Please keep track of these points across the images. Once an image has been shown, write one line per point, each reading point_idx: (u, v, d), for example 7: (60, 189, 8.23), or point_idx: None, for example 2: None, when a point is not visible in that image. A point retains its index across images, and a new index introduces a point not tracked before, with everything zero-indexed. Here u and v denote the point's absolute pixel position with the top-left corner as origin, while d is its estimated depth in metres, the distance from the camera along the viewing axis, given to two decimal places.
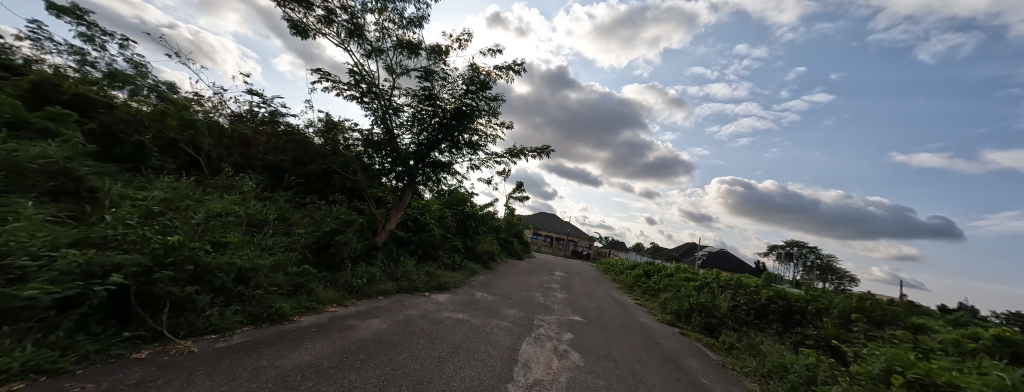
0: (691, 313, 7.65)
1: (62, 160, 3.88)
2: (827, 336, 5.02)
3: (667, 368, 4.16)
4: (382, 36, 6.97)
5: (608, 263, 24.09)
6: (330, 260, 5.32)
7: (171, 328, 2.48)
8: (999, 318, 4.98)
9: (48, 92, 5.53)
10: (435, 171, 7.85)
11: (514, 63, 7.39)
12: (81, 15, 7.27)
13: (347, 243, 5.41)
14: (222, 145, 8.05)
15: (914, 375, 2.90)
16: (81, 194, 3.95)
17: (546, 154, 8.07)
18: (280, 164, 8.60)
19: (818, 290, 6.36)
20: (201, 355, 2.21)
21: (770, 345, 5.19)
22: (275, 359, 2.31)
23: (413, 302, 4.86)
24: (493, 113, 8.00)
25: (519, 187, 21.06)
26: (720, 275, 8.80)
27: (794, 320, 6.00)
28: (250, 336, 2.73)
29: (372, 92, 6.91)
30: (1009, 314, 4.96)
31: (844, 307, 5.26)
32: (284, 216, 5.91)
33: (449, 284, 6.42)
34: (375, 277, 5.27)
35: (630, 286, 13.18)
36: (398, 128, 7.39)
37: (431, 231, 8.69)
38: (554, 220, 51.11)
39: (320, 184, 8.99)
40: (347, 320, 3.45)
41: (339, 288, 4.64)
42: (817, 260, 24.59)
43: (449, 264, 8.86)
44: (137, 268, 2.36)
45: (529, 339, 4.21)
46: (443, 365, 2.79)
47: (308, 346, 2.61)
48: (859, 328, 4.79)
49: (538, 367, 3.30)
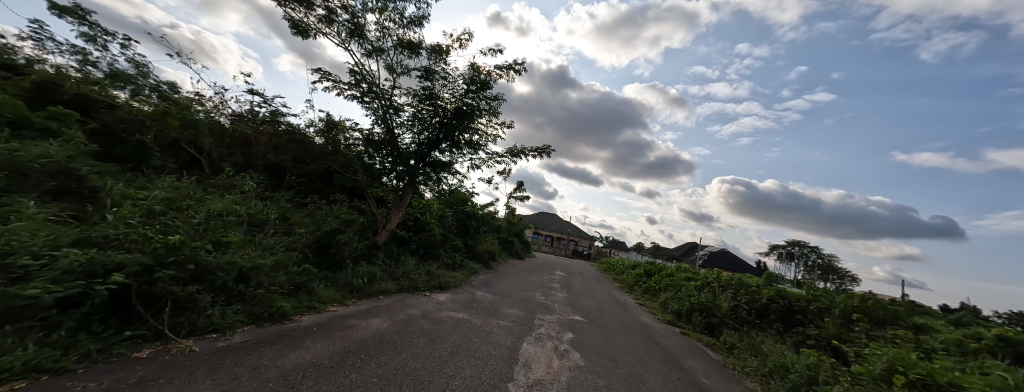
0: (692, 312, 7.65)
1: (64, 160, 3.89)
2: (828, 335, 5.01)
3: (668, 368, 4.16)
4: (382, 36, 6.96)
5: (608, 263, 24.05)
6: (331, 259, 5.33)
7: (172, 328, 2.48)
8: (1001, 318, 4.96)
9: (50, 92, 5.55)
10: (435, 171, 7.85)
11: (514, 63, 7.38)
12: (82, 15, 7.29)
13: (347, 242, 5.42)
14: (223, 145, 8.06)
15: (916, 375, 2.89)
16: (83, 193, 3.96)
17: (546, 154, 8.07)
18: (281, 164, 8.62)
19: (820, 290, 6.35)
20: (202, 355, 2.22)
21: (770, 345, 5.18)
22: (276, 358, 2.31)
23: (414, 301, 4.86)
24: (494, 113, 8.00)
25: (519, 187, 21.05)
26: (721, 274, 8.79)
27: (795, 319, 5.99)
28: (251, 335, 2.73)
29: (373, 91, 6.91)
30: (1011, 314, 4.95)
31: (845, 307, 5.25)
32: (286, 216, 5.92)
33: (450, 283, 6.42)
34: (376, 277, 5.27)
35: (631, 285, 13.17)
36: (398, 128, 7.39)
37: (432, 231, 8.70)
38: (555, 219, 51.09)
39: (321, 184, 9.01)
40: (348, 320, 3.45)
41: (339, 287, 4.64)
42: (818, 260, 24.55)
43: (449, 264, 8.86)
44: (139, 268, 2.36)
45: (529, 339, 4.21)
46: (444, 365, 2.79)
47: (309, 345, 2.62)
48: (861, 328, 4.77)
49: (539, 367, 3.30)
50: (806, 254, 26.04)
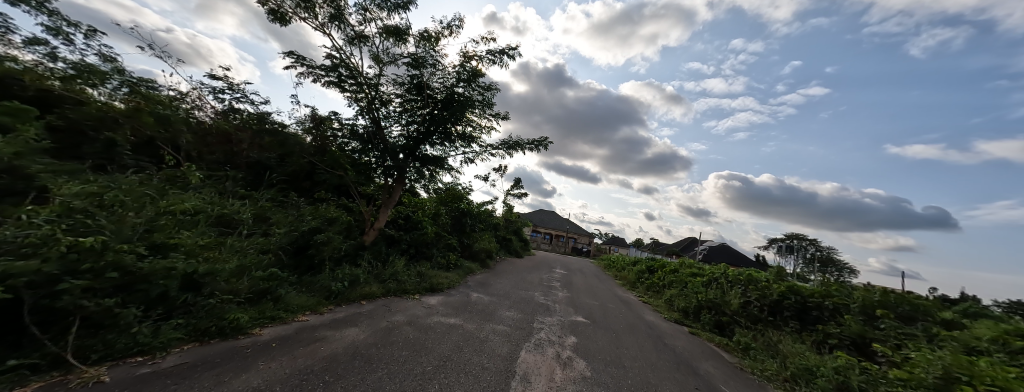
0: (700, 310, 7.31)
1: (9, 157, 3.38)
2: (851, 333, 4.59)
3: (683, 375, 3.75)
4: (366, 21, 6.52)
5: (608, 260, 23.29)
6: (309, 261, 4.91)
7: (78, 352, 1.95)
8: (1000, 306, 4.76)
9: (9, 86, 5.08)
10: (426, 166, 7.41)
11: (509, 49, 6.93)
12: (40, 4, 6.79)
13: (327, 242, 5.02)
14: (203, 143, 7.66)
15: (987, 385, 2.39)
16: (28, 194, 3.56)
17: (544, 147, 7.64)
18: (264, 162, 8.16)
19: (836, 284, 5.89)
20: (112, 387, 1.72)
21: (790, 345, 4.81)
22: (212, 386, 1.84)
23: (401, 306, 4.39)
24: (488, 104, 7.59)
25: (516, 184, 20.81)
26: (728, 269, 8.39)
27: (812, 316, 5.60)
28: (190, 355, 2.18)
29: (356, 81, 6.43)
30: (1012, 302, 4.74)
31: (866, 302, 4.93)
32: (264, 216, 5.53)
33: (442, 285, 5.96)
34: (360, 280, 4.75)
35: (633, 282, 12.87)
36: (385, 120, 6.92)
37: (425, 229, 8.17)
38: (554, 217, 50.82)
39: (308, 183, 8.65)
40: (322, 329, 2.99)
41: (316, 292, 4.14)
42: (818, 254, 24.27)
43: (443, 264, 8.38)
44: (37, 278, 1.82)
45: (528, 346, 3.78)
46: (428, 385, 2.36)
47: (261, 366, 2.14)
48: (888, 326, 4.36)
49: (539, 381, 2.87)
50: (805, 247, 25.88)
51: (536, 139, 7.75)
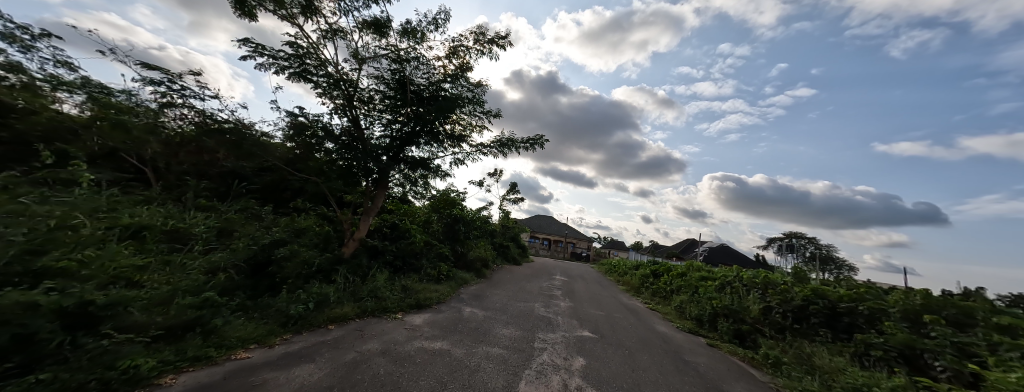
0: (715, 318, 6.72)
1: None
2: (897, 343, 3.96)
3: None
4: (342, 13, 6.00)
5: (609, 264, 22.63)
6: (270, 280, 4.30)
7: None
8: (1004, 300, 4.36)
9: None
10: (411, 169, 6.81)
11: (498, 39, 6.39)
12: None
13: (291, 257, 4.43)
14: (171, 154, 7.08)
15: None
16: None
17: (540, 145, 7.06)
18: (238, 171, 7.57)
19: (864, 286, 5.34)
20: None
21: (826, 358, 4.23)
22: None
23: (377, 329, 3.75)
24: (477, 101, 7.03)
25: (513, 189, 20.21)
26: (741, 271, 7.83)
27: (844, 323, 5.01)
28: None
29: (331, 77, 5.86)
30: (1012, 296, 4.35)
31: (908, 306, 4.31)
32: (228, 229, 4.92)
33: (429, 300, 5.32)
34: (329, 300, 4.14)
35: (638, 287, 12.24)
36: (365, 120, 6.34)
37: (412, 239, 7.53)
38: (552, 222, 50.16)
39: (287, 193, 8.06)
40: (264, 370, 2.34)
41: (272, 318, 3.51)
42: (821, 252, 23.75)
43: (434, 275, 7.71)
44: None
45: (529, 375, 3.13)
46: None
47: None
48: (941, 334, 3.74)
49: None
50: (808, 246, 25.42)
51: (531, 138, 7.18)
